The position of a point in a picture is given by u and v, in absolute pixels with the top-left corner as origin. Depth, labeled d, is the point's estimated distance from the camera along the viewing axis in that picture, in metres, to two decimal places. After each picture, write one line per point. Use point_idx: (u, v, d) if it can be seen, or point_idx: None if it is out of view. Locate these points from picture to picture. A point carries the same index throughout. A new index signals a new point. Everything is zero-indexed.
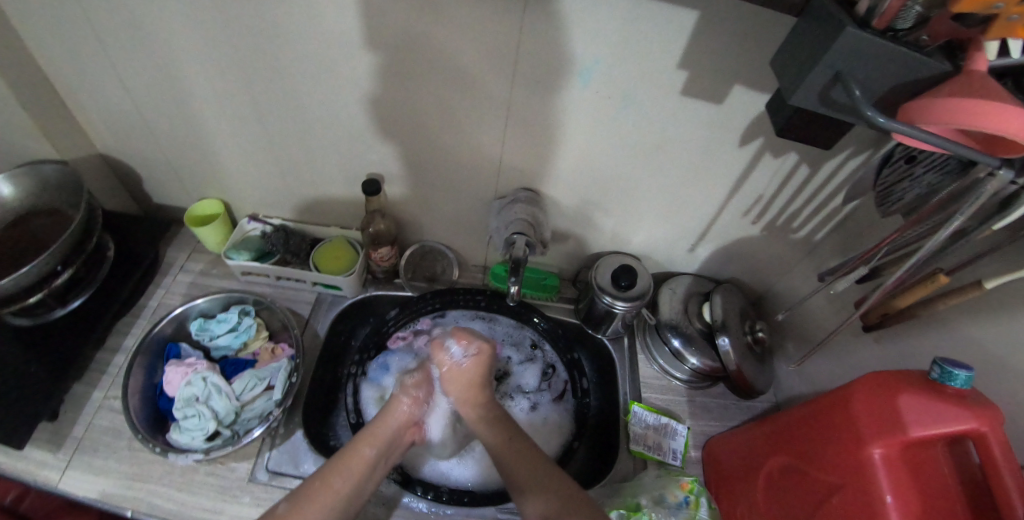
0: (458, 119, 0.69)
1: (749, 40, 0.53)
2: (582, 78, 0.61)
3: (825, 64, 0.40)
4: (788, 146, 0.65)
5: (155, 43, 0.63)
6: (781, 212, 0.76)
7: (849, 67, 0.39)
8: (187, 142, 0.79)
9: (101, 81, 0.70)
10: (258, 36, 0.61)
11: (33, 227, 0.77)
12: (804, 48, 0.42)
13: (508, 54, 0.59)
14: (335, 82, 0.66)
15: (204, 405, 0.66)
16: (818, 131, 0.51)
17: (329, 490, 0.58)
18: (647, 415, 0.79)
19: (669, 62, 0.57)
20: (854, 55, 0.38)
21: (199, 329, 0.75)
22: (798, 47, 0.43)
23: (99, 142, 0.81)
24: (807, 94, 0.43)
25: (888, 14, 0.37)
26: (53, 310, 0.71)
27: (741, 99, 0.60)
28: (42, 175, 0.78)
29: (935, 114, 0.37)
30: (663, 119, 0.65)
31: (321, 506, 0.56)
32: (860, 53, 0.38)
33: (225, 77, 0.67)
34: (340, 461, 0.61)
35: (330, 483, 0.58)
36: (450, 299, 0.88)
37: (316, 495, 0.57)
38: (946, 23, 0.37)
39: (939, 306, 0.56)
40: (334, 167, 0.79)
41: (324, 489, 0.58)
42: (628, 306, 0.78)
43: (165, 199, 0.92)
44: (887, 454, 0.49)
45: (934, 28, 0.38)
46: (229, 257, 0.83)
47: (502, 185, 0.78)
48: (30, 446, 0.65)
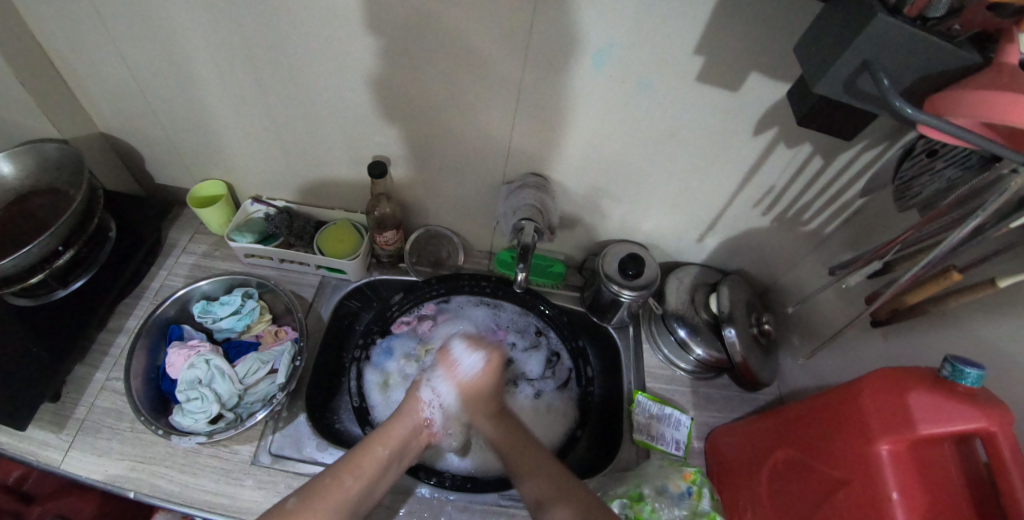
0: (467, 102, 0.67)
1: (771, 27, 0.52)
2: (595, 62, 0.59)
3: (853, 51, 0.38)
4: (803, 137, 0.64)
5: (157, 18, 0.61)
6: (792, 204, 0.75)
7: (878, 55, 0.38)
8: (189, 122, 0.77)
9: (101, 58, 0.68)
10: (262, 13, 0.59)
11: (34, 207, 0.76)
12: (832, 34, 0.41)
13: (521, 36, 0.57)
14: (343, 62, 0.64)
15: (207, 388, 0.66)
16: (839, 122, 0.49)
17: (340, 488, 0.55)
18: (651, 405, 0.79)
19: (687, 48, 0.56)
20: (884, 43, 0.37)
21: (203, 311, 0.73)
22: (825, 33, 0.42)
23: (99, 119, 0.80)
24: (832, 83, 0.42)
25: (921, 3, 0.36)
26: (55, 291, 0.71)
27: (758, 87, 0.59)
28: (42, 153, 0.76)
29: (965, 107, 0.36)
30: (677, 107, 0.63)
31: (331, 503, 0.54)
32: (891, 40, 0.37)
33: (228, 55, 0.65)
34: (355, 460, 0.59)
35: (341, 479, 0.56)
36: (455, 284, 0.86)
37: (327, 491, 0.55)
38: (980, 13, 0.36)
39: (950, 303, 0.55)
40: (340, 149, 0.78)
41: (334, 486, 0.55)
42: (635, 295, 0.78)
43: (166, 180, 0.90)
44: (894, 451, 0.49)
45: (967, 18, 0.37)
46: (232, 238, 0.82)
47: (510, 171, 0.77)
48: (32, 427, 0.65)
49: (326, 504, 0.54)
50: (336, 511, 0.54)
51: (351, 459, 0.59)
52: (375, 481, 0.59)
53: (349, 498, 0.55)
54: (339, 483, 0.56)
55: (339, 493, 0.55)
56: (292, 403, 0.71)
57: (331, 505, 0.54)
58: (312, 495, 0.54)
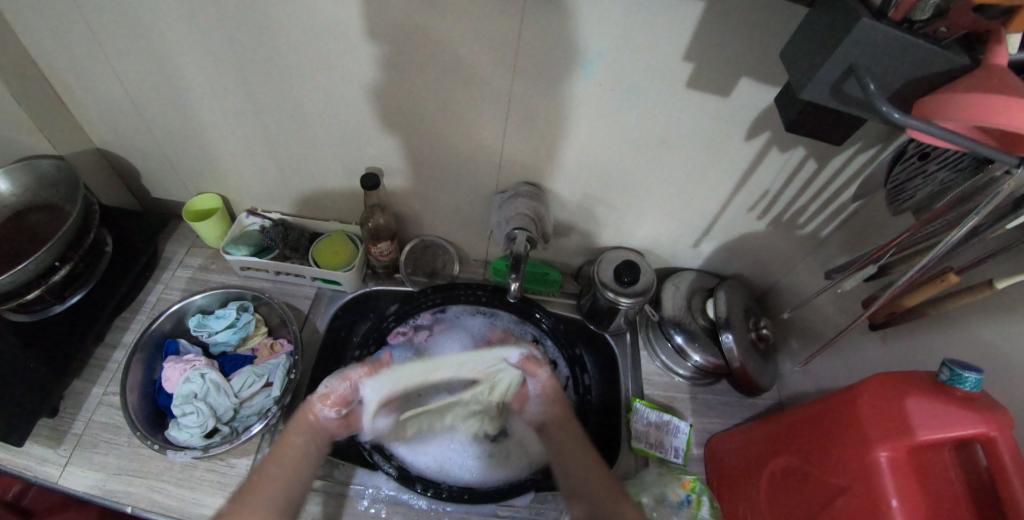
0: (458, 112, 0.67)
1: (758, 32, 0.52)
2: (585, 69, 0.59)
3: (839, 56, 0.38)
4: (795, 141, 0.63)
5: (149, 35, 0.62)
6: (787, 208, 0.74)
7: (863, 60, 0.38)
8: (183, 136, 0.77)
9: (95, 75, 0.69)
10: (251, 27, 0.59)
11: (31, 223, 0.77)
12: (817, 39, 0.40)
13: (510, 45, 0.57)
14: (334, 75, 0.64)
15: (202, 402, 0.66)
16: (828, 128, 0.49)
17: (270, 483, 0.58)
18: (649, 412, 0.78)
19: (675, 54, 0.56)
20: (868, 49, 0.37)
21: (198, 325, 0.74)
22: (809, 40, 0.42)
23: (95, 136, 0.80)
24: (819, 87, 0.41)
25: (905, 4, 0.36)
26: (52, 306, 0.71)
27: (748, 92, 0.58)
28: (38, 170, 0.77)
29: (951, 111, 0.35)
30: (667, 114, 0.63)
31: (261, 498, 0.57)
32: (875, 46, 0.36)
33: (220, 70, 0.66)
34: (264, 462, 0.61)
35: (268, 475, 0.59)
36: (451, 294, 0.87)
37: (258, 488, 0.58)
38: (968, 13, 0.35)
39: (948, 306, 0.54)
40: (333, 161, 0.78)
41: (264, 482, 0.59)
42: (633, 302, 0.77)
43: (163, 194, 0.91)
44: (894, 457, 0.48)
45: (954, 20, 0.36)
46: (227, 251, 0.81)
47: (503, 179, 0.77)
48: (30, 443, 0.66)
49: (258, 500, 0.57)
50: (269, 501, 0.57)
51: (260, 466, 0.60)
52: (299, 467, 0.62)
53: (277, 482, 0.59)
54: (262, 475, 0.59)
55: (267, 486, 0.58)
56: (288, 416, 0.71)
57: (264, 498, 0.57)
58: (245, 498, 0.57)
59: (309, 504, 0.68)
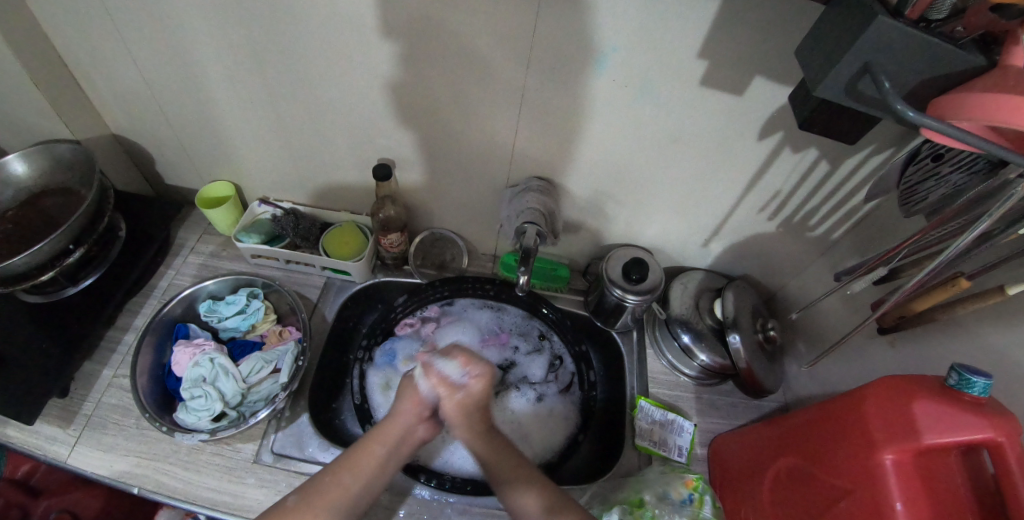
0: (471, 106, 0.67)
1: (772, 31, 0.52)
2: (599, 65, 0.59)
3: (855, 53, 0.38)
4: (808, 141, 0.63)
5: (168, 25, 0.63)
6: (799, 209, 0.74)
7: (879, 58, 0.38)
8: (198, 124, 0.78)
9: (114, 62, 0.70)
10: (268, 18, 0.60)
11: (46, 206, 0.78)
12: (834, 36, 0.40)
13: (524, 39, 0.58)
14: (350, 66, 0.65)
15: (211, 386, 0.66)
16: (841, 128, 0.49)
17: (340, 487, 0.56)
18: (654, 410, 0.78)
19: (689, 52, 0.56)
20: (885, 46, 0.37)
21: (209, 310, 0.74)
22: (825, 37, 0.42)
23: (111, 122, 0.81)
24: (834, 85, 0.41)
25: (922, 4, 0.35)
26: (64, 289, 0.72)
27: (763, 91, 0.58)
28: (55, 154, 0.78)
29: (967, 110, 0.35)
30: (679, 112, 0.63)
31: (334, 501, 0.55)
32: (893, 43, 0.36)
33: (236, 58, 0.66)
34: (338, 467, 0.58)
35: (341, 479, 0.57)
36: (460, 286, 0.87)
37: (327, 491, 0.55)
38: (984, 14, 0.35)
39: (959, 311, 0.54)
40: (346, 152, 0.78)
41: (335, 486, 0.56)
42: (639, 299, 0.78)
43: (177, 181, 0.92)
44: (899, 461, 0.48)
45: (970, 20, 0.36)
46: (238, 239, 0.82)
47: (514, 174, 0.77)
48: (40, 421, 0.66)
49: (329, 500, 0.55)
50: (335, 511, 0.55)
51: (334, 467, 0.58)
52: (371, 478, 0.58)
53: (348, 493, 0.56)
54: (335, 482, 0.56)
55: (336, 494, 0.56)
56: (294, 403, 0.71)
57: (332, 503, 0.55)
58: (316, 493, 0.55)
59: None
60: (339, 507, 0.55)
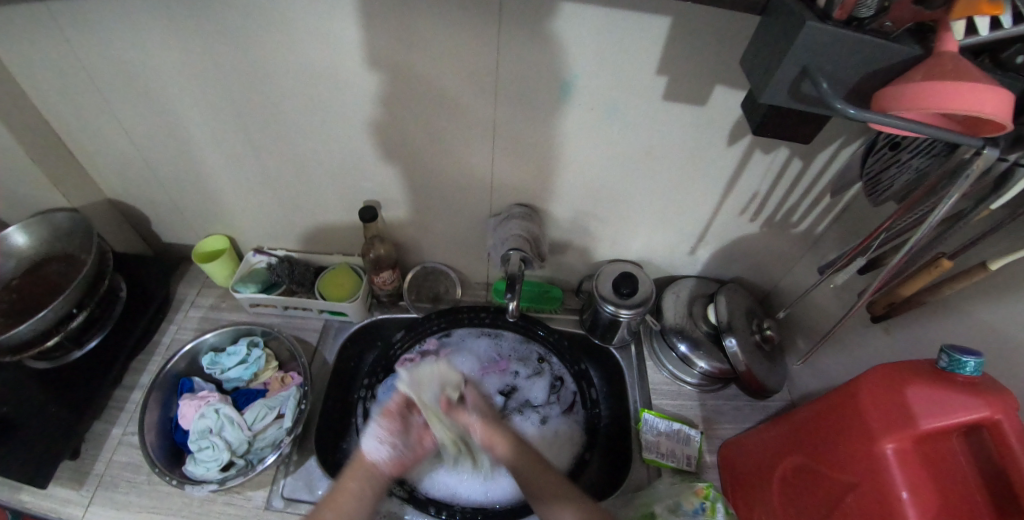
0: (448, 140, 0.70)
1: (722, 44, 0.54)
2: (564, 90, 0.62)
3: (792, 59, 0.38)
4: (776, 141, 0.65)
5: (156, 94, 0.67)
6: (779, 208, 0.75)
7: (816, 60, 0.38)
8: (191, 183, 0.82)
9: (109, 133, 0.74)
10: (247, 79, 0.64)
11: (49, 273, 0.81)
12: (767, 44, 0.42)
13: (489, 74, 0.61)
14: (328, 115, 0.68)
15: (217, 437, 0.67)
16: (797, 128, 0.50)
17: (348, 492, 0.59)
18: (658, 422, 0.77)
19: (647, 69, 0.58)
20: (819, 49, 0.37)
21: (211, 363, 0.76)
22: (758, 45, 0.44)
23: (109, 188, 0.85)
24: (777, 90, 0.41)
25: (848, 4, 0.35)
26: (70, 352, 0.75)
27: (723, 99, 0.61)
28: (54, 223, 0.82)
29: (908, 100, 0.36)
30: (647, 126, 0.65)
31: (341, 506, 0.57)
32: (825, 46, 0.37)
33: (220, 117, 0.70)
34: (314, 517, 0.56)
35: (347, 485, 0.59)
36: (455, 318, 0.89)
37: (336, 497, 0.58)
38: (909, 7, 0.35)
39: (946, 291, 0.55)
40: (333, 195, 0.81)
41: (343, 491, 0.59)
42: (633, 313, 0.78)
43: (175, 239, 0.95)
44: (901, 449, 0.47)
45: (896, 14, 0.36)
46: (236, 289, 0.85)
47: (496, 203, 0.80)
48: (53, 485, 0.67)
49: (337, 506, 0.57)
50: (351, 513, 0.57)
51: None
52: (355, 510, 0.58)
53: None
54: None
55: (344, 497, 0.58)
56: (301, 446, 0.72)
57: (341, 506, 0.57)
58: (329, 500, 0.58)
59: None
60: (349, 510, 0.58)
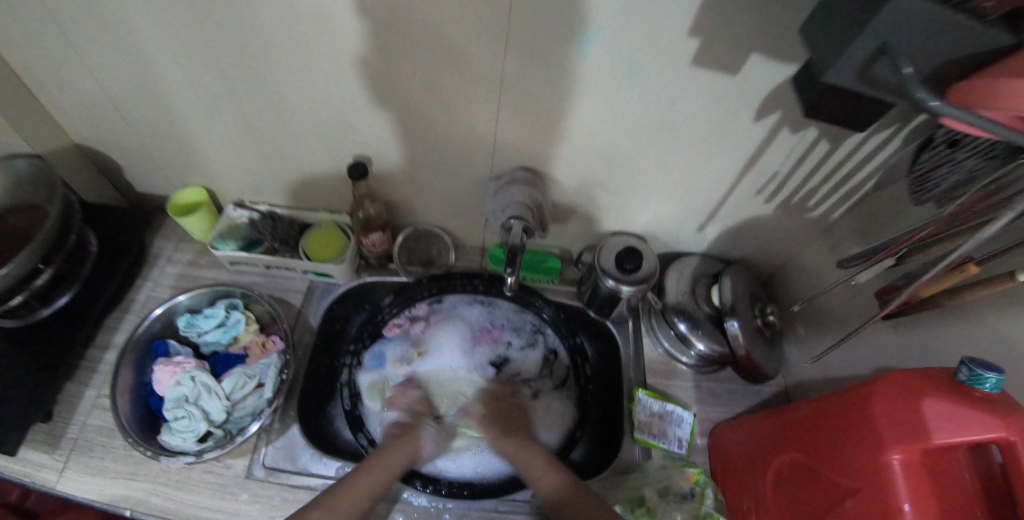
0: (448, 97, 0.63)
1: (766, 5, 0.47)
2: (583, 47, 0.55)
3: (873, 32, 0.31)
4: (808, 120, 0.59)
5: (111, 26, 0.58)
6: (797, 190, 0.70)
7: (900, 37, 0.31)
8: (160, 128, 0.74)
9: (60, 67, 0.65)
10: (217, 12, 0.55)
11: (11, 223, 0.74)
12: (838, 13, 0.34)
13: (499, 24, 0.53)
14: (313, 60, 0.60)
15: (194, 406, 0.64)
16: (841, 111, 0.45)
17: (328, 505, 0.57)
18: (652, 402, 0.76)
19: (679, 30, 0.51)
20: (909, 25, 0.30)
21: (187, 325, 0.71)
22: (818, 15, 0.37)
23: (67, 129, 0.77)
24: (845, 70, 0.34)
25: None
26: (37, 310, 0.69)
27: (759, 69, 0.54)
28: (16, 171, 0.76)
29: (995, 101, 0.29)
30: (671, 94, 0.59)
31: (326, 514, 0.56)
32: (918, 23, 0.30)
33: (189, 56, 0.61)
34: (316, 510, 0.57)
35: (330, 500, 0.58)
36: (447, 284, 0.85)
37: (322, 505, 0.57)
38: None
39: (964, 298, 0.52)
40: (319, 149, 0.74)
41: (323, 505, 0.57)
42: (633, 289, 0.76)
43: (146, 188, 0.88)
44: (907, 461, 0.46)
45: None
46: (214, 246, 0.79)
47: (498, 165, 0.74)
48: (25, 448, 0.64)
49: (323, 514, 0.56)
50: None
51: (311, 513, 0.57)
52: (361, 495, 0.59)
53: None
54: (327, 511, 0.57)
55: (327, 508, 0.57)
56: (284, 415, 0.70)
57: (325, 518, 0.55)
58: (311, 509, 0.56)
59: None
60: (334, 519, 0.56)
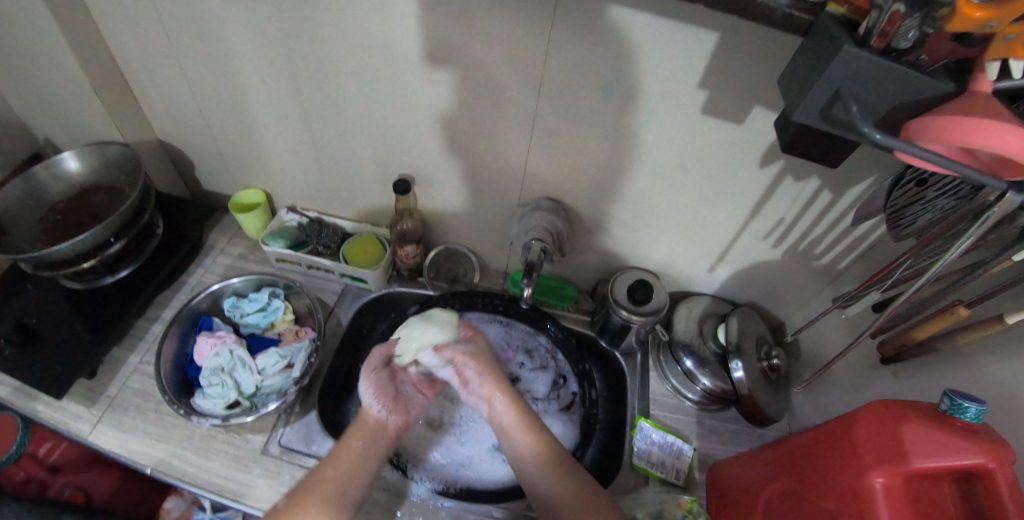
0: (489, 129, 0.73)
1: (765, 65, 0.56)
2: (605, 92, 0.64)
3: (826, 80, 0.40)
4: (809, 170, 0.66)
5: (218, 46, 0.71)
6: (802, 237, 0.76)
7: (849, 84, 0.39)
8: (237, 135, 0.85)
9: (168, 77, 0.78)
10: (306, 40, 0.67)
11: (93, 201, 0.85)
12: (806, 66, 0.43)
13: (535, 68, 0.63)
14: (378, 85, 0.71)
15: (228, 376, 0.71)
16: (826, 153, 0.52)
17: (323, 481, 0.59)
18: (653, 432, 0.78)
19: (690, 82, 0.60)
20: (852, 74, 0.38)
21: (232, 306, 0.79)
22: (796, 67, 0.45)
23: (160, 130, 0.90)
24: (810, 111, 0.43)
25: (887, 35, 0.36)
26: (102, 278, 0.78)
27: (761, 121, 0.62)
28: (106, 155, 0.85)
29: (933, 133, 0.37)
30: (685, 139, 0.67)
31: (319, 495, 0.58)
32: (859, 72, 0.38)
33: (276, 76, 0.73)
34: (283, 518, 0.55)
35: (326, 476, 0.60)
36: (469, 301, 0.91)
37: (312, 486, 0.59)
38: (946, 43, 0.37)
39: (959, 340, 0.55)
40: (371, 165, 0.84)
41: (319, 480, 0.59)
42: (644, 321, 0.80)
43: (213, 187, 0.99)
44: (888, 485, 0.47)
45: (932, 48, 0.38)
46: (265, 242, 0.88)
47: (526, 193, 0.82)
48: (67, 399, 0.70)
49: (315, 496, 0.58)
50: (326, 500, 0.58)
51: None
52: (355, 469, 0.62)
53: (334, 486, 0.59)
54: (292, 518, 0.55)
55: (323, 486, 0.59)
56: (304, 400, 0.74)
57: (320, 498, 0.57)
58: (303, 494, 0.58)
59: None
60: (327, 498, 0.58)
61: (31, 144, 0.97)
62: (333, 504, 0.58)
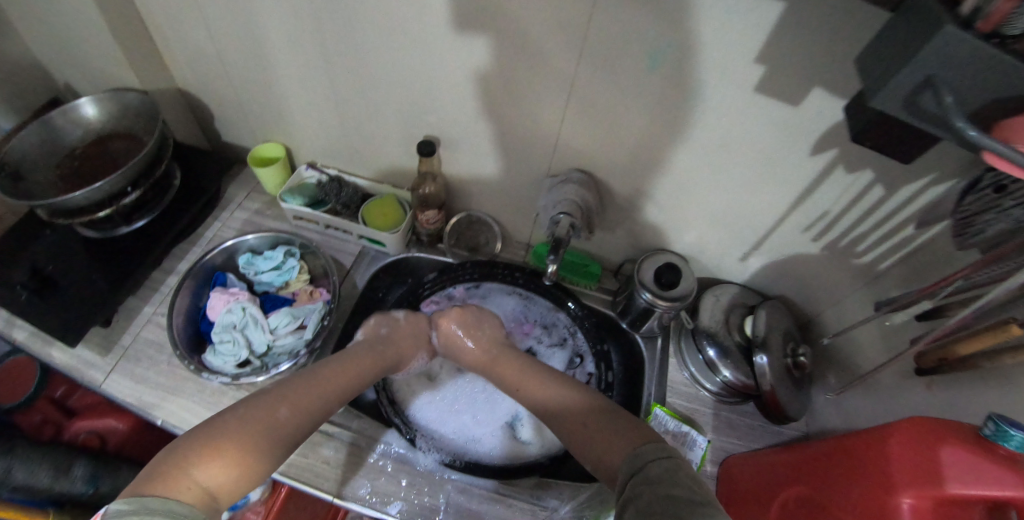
0: (522, 94, 0.68)
1: (838, 41, 0.49)
2: (652, 61, 0.58)
3: (916, 63, 0.34)
4: (866, 161, 0.60)
5: None
6: (846, 233, 0.71)
7: (946, 71, 0.33)
8: (255, 87, 0.82)
9: (185, 21, 0.74)
10: None
11: (112, 149, 0.83)
12: (895, 43, 0.37)
13: (578, 30, 0.58)
14: (405, 40, 0.66)
15: (239, 333, 0.70)
16: (897, 143, 0.46)
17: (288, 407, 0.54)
18: (668, 420, 0.75)
19: (746, 55, 0.54)
20: (953, 58, 0.32)
21: (247, 263, 0.78)
22: (881, 42, 0.39)
23: (177, 77, 0.86)
24: (890, 98, 0.37)
25: (995, 17, 0.30)
26: (118, 227, 0.76)
27: (821, 104, 0.56)
28: (123, 102, 0.82)
29: None
30: (734, 118, 0.61)
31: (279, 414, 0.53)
32: (963, 56, 0.32)
33: (298, 26, 0.68)
34: (273, 395, 0.54)
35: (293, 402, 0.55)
36: (488, 271, 0.89)
37: (279, 402, 0.54)
38: None
39: (1005, 361, 0.49)
40: (394, 124, 0.80)
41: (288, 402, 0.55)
42: (669, 306, 0.76)
43: (232, 139, 0.96)
44: (916, 506, 0.44)
45: None
46: (283, 199, 0.86)
47: (557, 164, 0.77)
48: (82, 347, 0.70)
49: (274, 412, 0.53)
50: (279, 427, 0.52)
51: (270, 394, 0.55)
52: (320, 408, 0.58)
53: (294, 417, 0.54)
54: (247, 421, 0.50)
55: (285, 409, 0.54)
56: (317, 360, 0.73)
57: (277, 421, 0.53)
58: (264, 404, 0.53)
59: (325, 449, 0.69)
60: (284, 423, 0.53)
61: (50, 85, 0.94)
62: (282, 434, 0.52)
